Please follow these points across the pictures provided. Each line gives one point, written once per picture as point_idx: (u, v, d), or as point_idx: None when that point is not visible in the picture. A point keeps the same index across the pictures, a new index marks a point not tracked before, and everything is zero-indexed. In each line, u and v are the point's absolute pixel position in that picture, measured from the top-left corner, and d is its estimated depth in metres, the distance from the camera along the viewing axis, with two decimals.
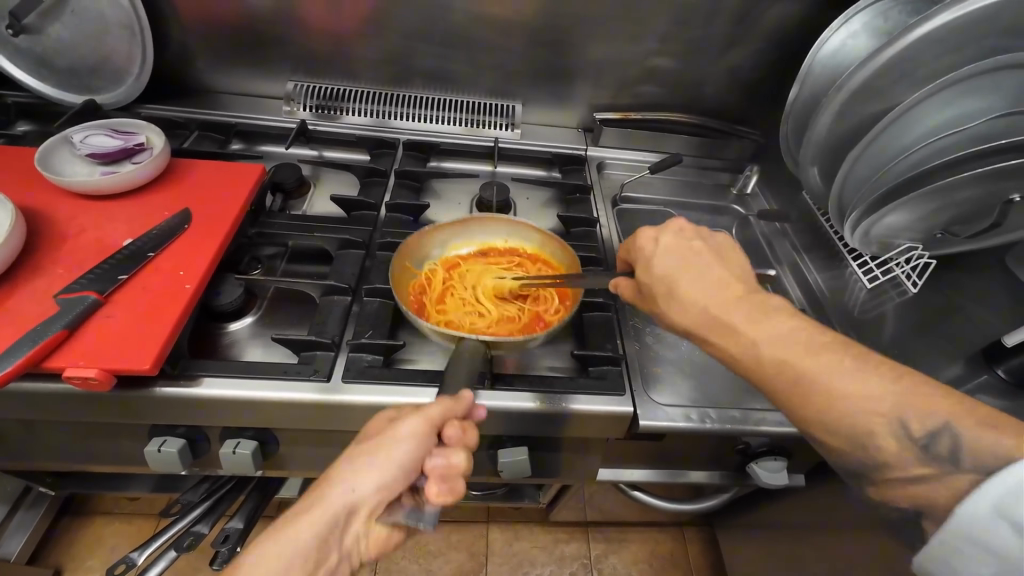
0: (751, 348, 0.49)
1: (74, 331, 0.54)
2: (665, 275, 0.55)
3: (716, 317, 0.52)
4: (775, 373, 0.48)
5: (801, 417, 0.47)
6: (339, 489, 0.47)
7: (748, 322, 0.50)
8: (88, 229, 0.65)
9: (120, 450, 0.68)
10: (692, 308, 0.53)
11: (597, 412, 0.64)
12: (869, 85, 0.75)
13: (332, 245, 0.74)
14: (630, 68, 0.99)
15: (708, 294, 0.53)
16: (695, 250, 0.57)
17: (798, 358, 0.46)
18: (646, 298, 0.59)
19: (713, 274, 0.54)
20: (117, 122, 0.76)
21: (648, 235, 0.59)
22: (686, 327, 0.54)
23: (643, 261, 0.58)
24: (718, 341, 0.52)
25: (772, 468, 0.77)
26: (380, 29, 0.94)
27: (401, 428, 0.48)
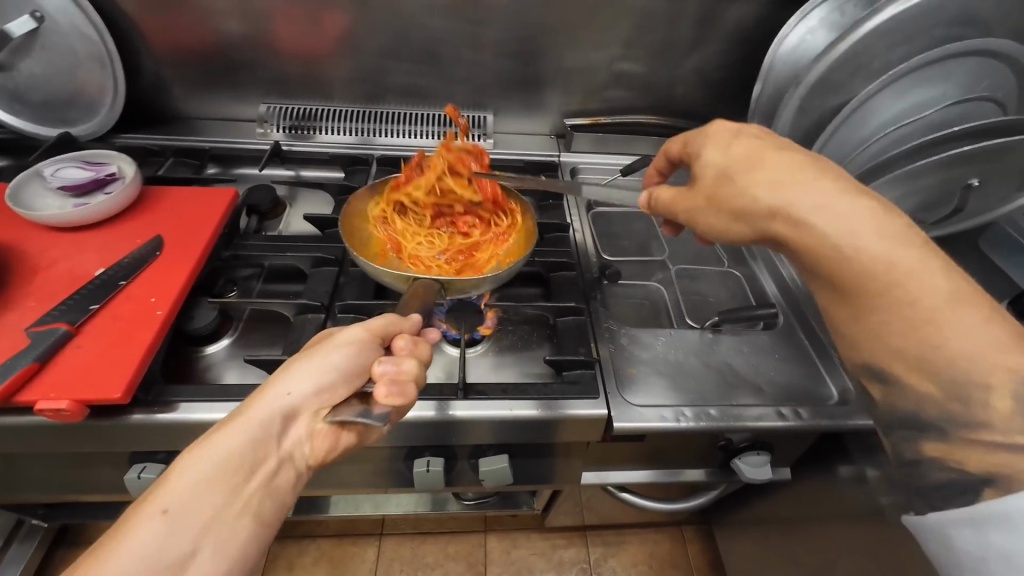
0: (834, 238, 0.41)
1: (45, 363, 0.55)
2: (733, 163, 0.49)
3: (796, 201, 0.43)
4: (851, 263, 0.41)
5: (883, 327, 0.41)
6: (278, 387, 0.46)
7: (859, 209, 0.42)
8: (60, 261, 0.65)
9: (102, 479, 0.68)
10: (766, 196, 0.45)
11: (572, 417, 0.65)
12: (826, 80, 0.74)
13: (306, 264, 0.75)
14: (598, 75, 1.01)
15: (797, 174, 0.45)
16: (781, 142, 0.49)
17: (894, 255, 0.39)
18: (697, 199, 0.52)
19: (814, 167, 0.46)
20: (89, 153, 0.77)
21: (723, 125, 0.54)
22: (748, 215, 0.47)
23: (708, 150, 0.52)
24: (783, 225, 0.44)
25: (755, 462, 0.77)
26: (349, 49, 0.96)
27: (344, 334, 0.49)
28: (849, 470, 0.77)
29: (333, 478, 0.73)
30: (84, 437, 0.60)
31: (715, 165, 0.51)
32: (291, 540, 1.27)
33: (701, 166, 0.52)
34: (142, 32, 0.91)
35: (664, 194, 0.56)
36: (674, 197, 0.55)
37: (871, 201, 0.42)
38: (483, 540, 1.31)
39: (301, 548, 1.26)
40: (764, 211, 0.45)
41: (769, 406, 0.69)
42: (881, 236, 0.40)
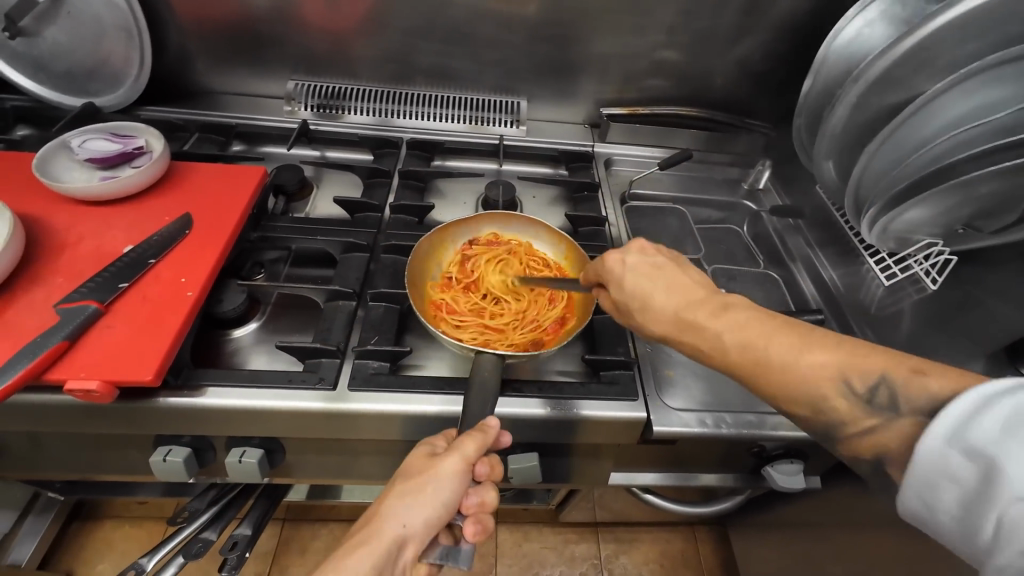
0: (712, 340, 0.46)
1: (75, 343, 0.53)
2: (635, 290, 0.53)
3: (684, 317, 0.49)
4: (730, 355, 0.45)
5: (759, 389, 0.44)
6: (391, 520, 0.47)
7: (707, 316, 0.47)
8: (88, 237, 0.63)
9: (125, 460, 0.67)
10: (663, 313, 0.51)
11: (608, 418, 0.63)
12: (888, 75, 0.71)
13: (336, 249, 0.73)
14: (637, 62, 0.97)
15: (673, 298, 0.51)
16: (660, 267, 0.53)
17: (750, 342, 0.44)
18: (624, 313, 0.56)
19: (676, 280, 0.52)
20: (116, 125, 0.74)
21: (615, 256, 0.56)
22: (660, 332, 0.51)
23: (614, 282, 0.55)
24: (687, 335, 0.48)
25: (788, 470, 0.75)
26: (380, 26, 0.92)
27: (442, 466, 0.49)
28: None
29: (358, 470, 0.72)
30: (112, 419, 0.58)
31: (622, 293, 0.54)
32: (304, 524, 1.27)
33: (613, 293, 0.56)
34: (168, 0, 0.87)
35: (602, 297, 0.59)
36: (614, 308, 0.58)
37: (733, 304, 0.48)
38: (494, 532, 1.30)
39: (314, 532, 1.27)
40: (672, 332, 0.50)
41: None
42: (737, 329, 0.45)
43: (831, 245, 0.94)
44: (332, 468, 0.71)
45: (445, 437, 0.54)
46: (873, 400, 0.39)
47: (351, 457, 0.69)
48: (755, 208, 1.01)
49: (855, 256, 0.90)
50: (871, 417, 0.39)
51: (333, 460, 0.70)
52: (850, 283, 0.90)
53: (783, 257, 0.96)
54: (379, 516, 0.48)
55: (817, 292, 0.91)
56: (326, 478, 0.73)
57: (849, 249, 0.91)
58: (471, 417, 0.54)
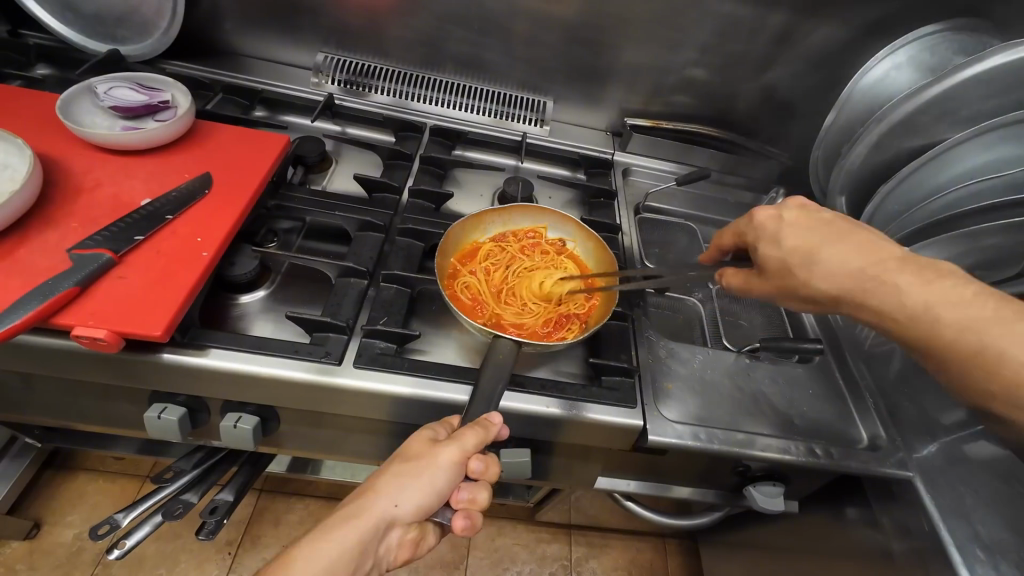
0: (912, 307, 0.46)
1: (85, 290, 0.53)
2: (800, 246, 0.51)
3: (871, 276, 0.48)
4: (932, 331, 0.45)
5: (972, 382, 0.45)
6: (383, 499, 0.49)
7: (914, 280, 0.46)
8: (106, 185, 0.63)
9: (117, 413, 0.66)
10: (843, 271, 0.49)
11: (609, 423, 0.64)
12: (910, 122, 0.73)
13: (351, 226, 0.73)
14: (667, 77, 0.98)
15: (853, 258, 0.49)
16: (829, 224, 0.52)
17: (971, 322, 0.44)
18: (767, 274, 0.54)
19: (859, 239, 0.50)
20: (144, 77, 0.73)
21: (769, 213, 0.55)
22: (831, 293, 0.50)
23: (768, 239, 0.54)
24: (868, 299, 0.48)
25: (769, 492, 0.76)
26: (419, 9, 0.92)
27: (441, 456, 0.49)
28: (859, 512, 0.77)
29: (349, 447, 0.72)
30: (114, 371, 0.58)
31: (774, 249, 0.53)
32: (280, 497, 1.27)
33: (762, 250, 0.54)
34: None
35: (731, 276, 0.58)
36: (749, 280, 0.56)
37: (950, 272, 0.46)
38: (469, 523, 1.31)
39: (289, 506, 1.26)
40: (838, 291, 0.49)
41: (784, 439, 0.69)
42: (954, 306, 0.45)
43: None
44: (323, 442, 0.71)
45: (446, 425, 0.55)
46: None
47: (343, 432, 0.69)
48: None
49: None
50: None
51: (325, 434, 0.70)
52: None
53: None
54: (376, 493, 0.49)
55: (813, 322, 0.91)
56: (314, 452, 0.74)
57: None
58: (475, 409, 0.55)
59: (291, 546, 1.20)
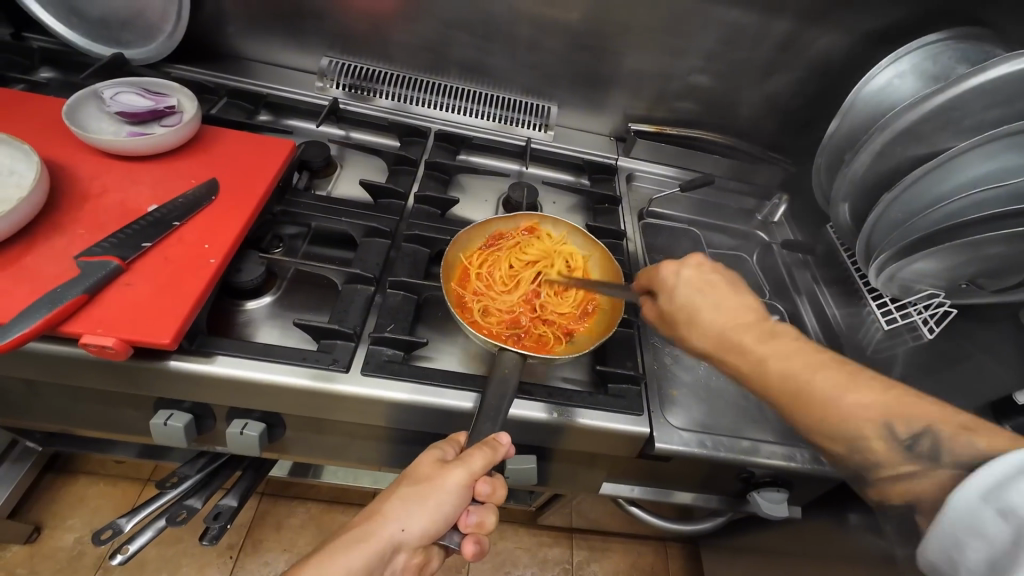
0: (755, 360, 0.49)
1: (92, 297, 0.53)
2: (686, 303, 0.55)
3: (731, 337, 0.52)
4: (770, 377, 0.48)
5: (801, 423, 0.46)
6: (391, 524, 0.49)
7: (755, 341, 0.50)
8: (112, 191, 0.63)
9: (122, 419, 0.66)
10: (711, 331, 0.53)
11: (603, 429, 0.64)
12: (914, 130, 0.74)
13: (357, 232, 0.74)
14: (670, 83, 0.98)
15: (720, 318, 0.53)
16: (713, 284, 0.56)
17: (797, 368, 0.47)
18: (667, 322, 0.58)
19: (730, 299, 0.55)
20: (149, 81, 0.73)
21: (670, 266, 0.58)
22: (706, 348, 0.54)
23: (666, 290, 0.57)
24: (730, 355, 0.52)
25: (773, 498, 0.77)
26: (424, 15, 0.92)
27: (449, 480, 0.50)
28: (861, 518, 0.77)
29: (355, 453, 0.72)
30: (121, 378, 0.58)
31: (671, 301, 0.57)
32: (281, 500, 1.27)
33: (661, 301, 0.58)
34: None
35: (648, 305, 0.61)
36: (658, 312, 0.60)
37: (781, 331, 0.51)
38: None
39: (291, 509, 1.26)
40: (714, 349, 0.53)
41: (788, 446, 0.69)
42: (779, 358, 0.48)
43: (836, 284, 0.96)
44: (328, 448, 0.71)
45: (453, 443, 0.55)
46: (913, 447, 0.40)
47: (349, 439, 0.69)
48: (767, 239, 1.03)
49: (858, 297, 0.92)
50: (908, 464, 0.41)
51: (331, 441, 0.70)
52: (851, 322, 0.92)
53: (790, 291, 0.97)
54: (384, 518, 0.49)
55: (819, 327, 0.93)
56: (320, 458, 0.74)
57: (852, 290, 0.93)
58: (481, 429, 0.55)
59: (293, 550, 1.20)
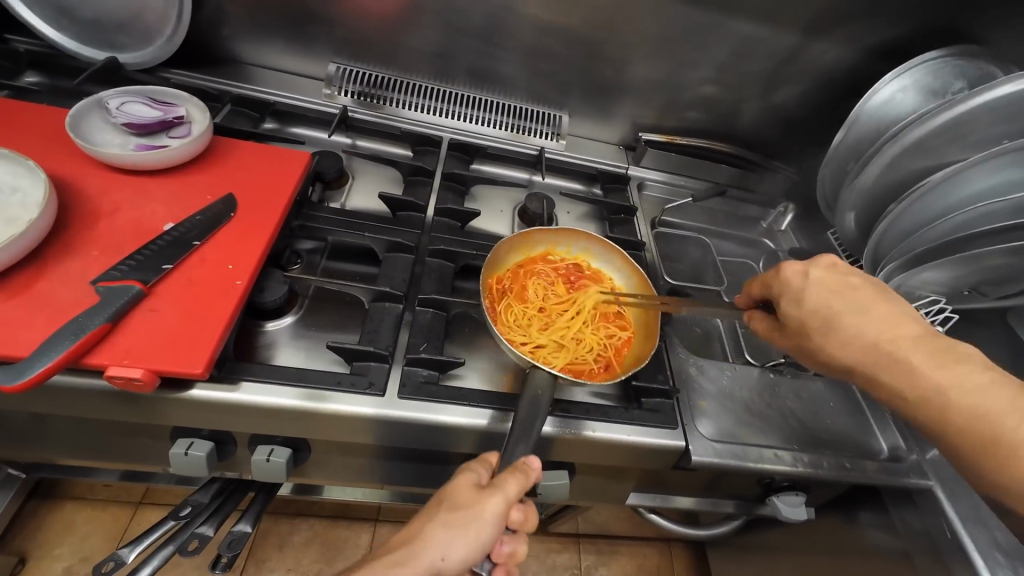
0: (923, 388, 0.47)
1: (115, 325, 0.49)
2: (820, 310, 0.53)
3: (887, 351, 0.50)
4: (952, 417, 0.46)
5: (965, 462, 0.46)
6: (432, 549, 0.46)
7: (930, 362, 0.48)
8: (124, 208, 0.59)
9: (136, 448, 0.63)
10: (856, 340, 0.52)
11: (618, 442, 0.63)
12: (923, 143, 0.76)
13: (380, 247, 0.72)
14: (681, 93, 0.99)
15: (880, 328, 0.51)
16: (852, 288, 0.53)
17: (1004, 412, 0.44)
18: (789, 334, 0.57)
19: (884, 310, 0.52)
20: (155, 90, 0.69)
21: (794, 267, 0.56)
22: (846, 360, 0.52)
23: (789, 296, 0.55)
24: (881, 372, 0.50)
25: (792, 502, 0.78)
26: (437, 21, 0.90)
27: (488, 506, 0.48)
28: (872, 516, 0.79)
29: (381, 474, 0.70)
30: (140, 408, 0.55)
31: (795, 308, 0.55)
32: (283, 518, 1.23)
33: (784, 308, 0.56)
34: None
35: (758, 322, 0.61)
36: (768, 330, 0.60)
37: (962, 356, 0.48)
38: None
39: (294, 527, 1.22)
40: (858, 361, 0.52)
41: (812, 454, 0.70)
42: (963, 390, 0.46)
43: None
44: (354, 470, 0.69)
45: (486, 465, 0.53)
46: None
47: (376, 461, 0.67)
48: (772, 247, 1.05)
49: None
50: None
51: (357, 463, 0.67)
52: None
53: None
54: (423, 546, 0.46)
55: None
56: (343, 480, 0.71)
57: None
58: (514, 451, 0.53)
59: (298, 569, 1.17)
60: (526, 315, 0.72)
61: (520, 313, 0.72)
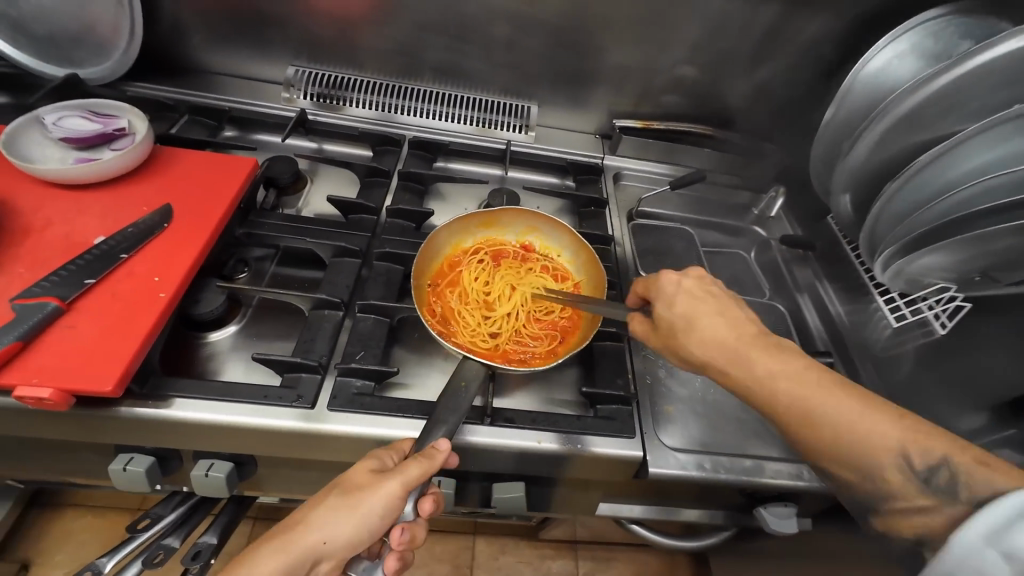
0: (761, 379, 0.49)
1: (29, 344, 0.49)
2: (686, 313, 0.54)
3: (739, 350, 0.50)
4: (777, 403, 0.48)
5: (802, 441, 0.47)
6: (312, 534, 0.42)
7: (762, 356, 0.50)
8: (56, 223, 0.58)
9: (82, 465, 0.62)
10: (713, 341, 0.52)
11: (570, 454, 0.58)
12: (917, 115, 0.68)
13: (326, 253, 0.69)
14: (656, 76, 0.93)
15: (725, 331, 0.52)
16: (716, 297, 0.55)
17: (817, 397, 0.46)
18: (660, 333, 0.56)
19: (728, 313, 0.54)
20: (94, 102, 0.69)
21: (671, 276, 0.56)
22: (701, 360, 0.52)
23: (663, 299, 0.56)
24: (733, 372, 0.50)
25: (779, 513, 0.70)
26: (391, 16, 0.87)
27: (379, 488, 0.44)
28: None
29: None
30: (70, 424, 0.54)
31: (667, 311, 0.55)
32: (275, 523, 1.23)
33: (656, 309, 0.56)
34: None
35: (636, 322, 0.58)
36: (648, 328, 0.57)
37: (785, 348, 0.50)
38: (471, 542, 1.26)
39: None
40: (706, 358, 0.52)
41: (796, 464, 0.64)
42: (790, 379, 0.47)
43: (838, 279, 0.90)
44: (304, 484, 0.66)
45: (395, 452, 0.49)
46: (930, 480, 0.41)
47: (324, 475, 0.65)
48: (764, 234, 0.99)
49: (862, 292, 0.86)
50: (924, 497, 0.42)
51: (305, 476, 0.65)
52: (856, 320, 0.86)
53: (789, 289, 0.93)
54: (307, 523, 0.43)
55: (820, 325, 0.88)
56: (297, 494, 0.69)
57: (856, 285, 0.87)
58: (427, 437, 0.49)
59: None
60: (481, 317, 0.69)
61: (476, 326, 0.68)
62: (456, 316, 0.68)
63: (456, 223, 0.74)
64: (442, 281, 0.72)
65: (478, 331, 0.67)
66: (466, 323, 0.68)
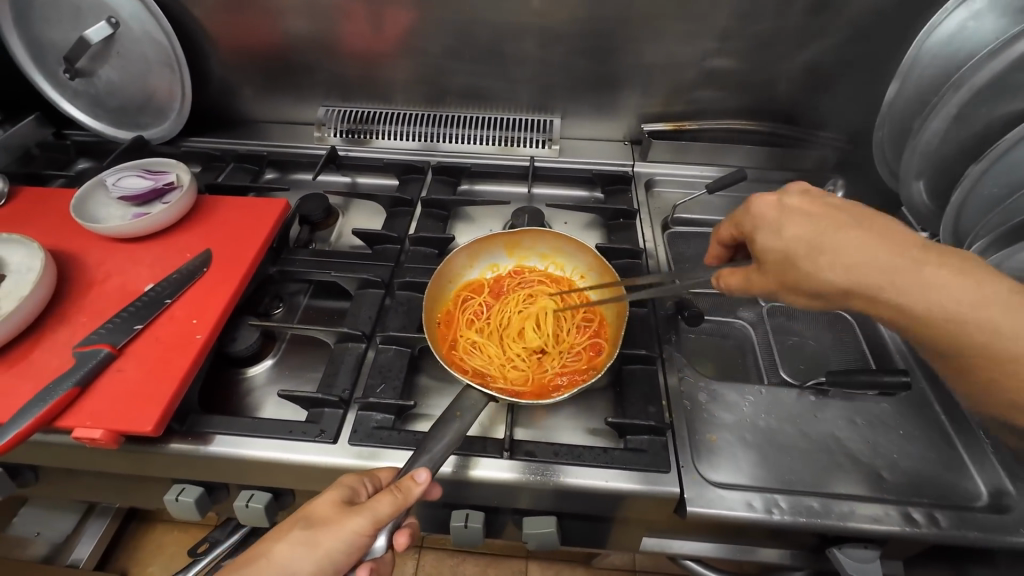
0: (927, 312, 0.41)
1: (86, 388, 0.54)
2: (808, 236, 0.45)
3: (886, 274, 0.42)
4: (961, 335, 0.41)
5: (987, 377, 0.42)
6: (274, 566, 0.42)
7: (940, 272, 0.41)
8: (115, 275, 0.65)
9: (147, 493, 0.68)
10: (857, 262, 0.43)
11: (598, 490, 0.55)
12: (998, 83, 0.58)
13: (352, 285, 0.70)
14: (686, 73, 0.86)
15: (875, 250, 0.42)
16: (832, 212, 0.46)
17: (1011, 330, 0.39)
18: (769, 267, 0.48)
19: (880, 228, 0.44)
20: (148, 162, 0.76)
21: (767, 198, 0.49)
22: (844, 285, 0.43)
23: (767, 227, 0.48)
24: (888, 298, 0.42)
25: (860, 557, 0.56)
26: (409, 49, 0.88)
27: (343, 521, 0.43)
28: None
29: None
30: (127, 460, 0.59)
31: (776, 240, 0.47)
32: None
33: (759, 240, 0.48)
34: (207, 33, 0.88)
35: (728, 278, 0.51)
36: (746, 278, 0.50)
37: (955, 256, 0.42)
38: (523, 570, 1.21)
39: None
40: (852, 286, 0.43)
41: (875, 505, 0.55)
42: (977, 303, 0.40)
43: None
44: None
45: (368, 482, 0.48)
46: None
47: None
48: None
49: None
50: None
51: None
52: None
53: None
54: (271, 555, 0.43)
55: None
56: None
57: None
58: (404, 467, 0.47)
59: None
60: (505, 359, 0.68)
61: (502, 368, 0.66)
62: (482, 361, 0.67)
63: (475, 245, 0.73)
64: (454, 324, 0.70)
65: (507, 373, 0.65)
66: (494, 367, 0.66)
